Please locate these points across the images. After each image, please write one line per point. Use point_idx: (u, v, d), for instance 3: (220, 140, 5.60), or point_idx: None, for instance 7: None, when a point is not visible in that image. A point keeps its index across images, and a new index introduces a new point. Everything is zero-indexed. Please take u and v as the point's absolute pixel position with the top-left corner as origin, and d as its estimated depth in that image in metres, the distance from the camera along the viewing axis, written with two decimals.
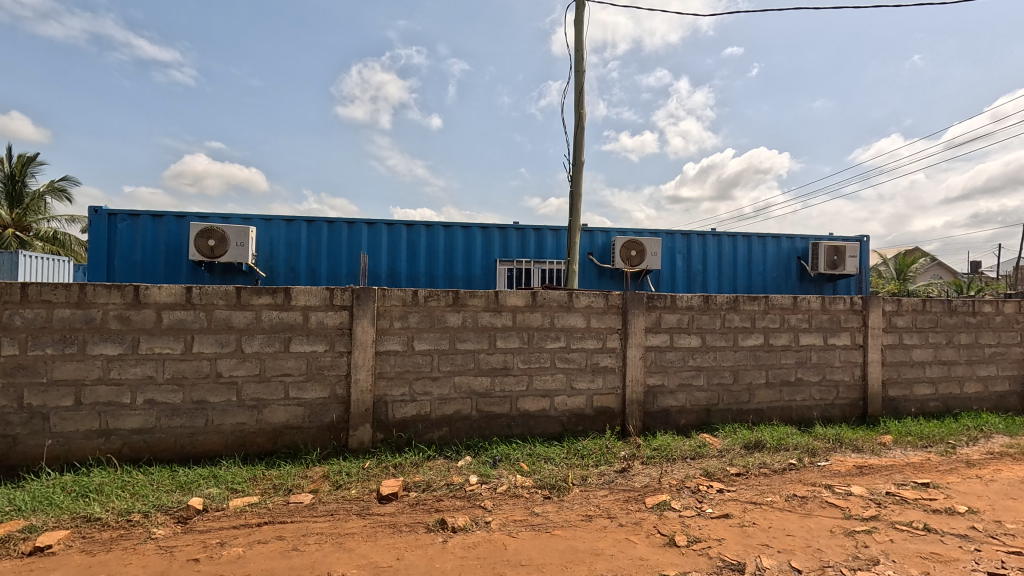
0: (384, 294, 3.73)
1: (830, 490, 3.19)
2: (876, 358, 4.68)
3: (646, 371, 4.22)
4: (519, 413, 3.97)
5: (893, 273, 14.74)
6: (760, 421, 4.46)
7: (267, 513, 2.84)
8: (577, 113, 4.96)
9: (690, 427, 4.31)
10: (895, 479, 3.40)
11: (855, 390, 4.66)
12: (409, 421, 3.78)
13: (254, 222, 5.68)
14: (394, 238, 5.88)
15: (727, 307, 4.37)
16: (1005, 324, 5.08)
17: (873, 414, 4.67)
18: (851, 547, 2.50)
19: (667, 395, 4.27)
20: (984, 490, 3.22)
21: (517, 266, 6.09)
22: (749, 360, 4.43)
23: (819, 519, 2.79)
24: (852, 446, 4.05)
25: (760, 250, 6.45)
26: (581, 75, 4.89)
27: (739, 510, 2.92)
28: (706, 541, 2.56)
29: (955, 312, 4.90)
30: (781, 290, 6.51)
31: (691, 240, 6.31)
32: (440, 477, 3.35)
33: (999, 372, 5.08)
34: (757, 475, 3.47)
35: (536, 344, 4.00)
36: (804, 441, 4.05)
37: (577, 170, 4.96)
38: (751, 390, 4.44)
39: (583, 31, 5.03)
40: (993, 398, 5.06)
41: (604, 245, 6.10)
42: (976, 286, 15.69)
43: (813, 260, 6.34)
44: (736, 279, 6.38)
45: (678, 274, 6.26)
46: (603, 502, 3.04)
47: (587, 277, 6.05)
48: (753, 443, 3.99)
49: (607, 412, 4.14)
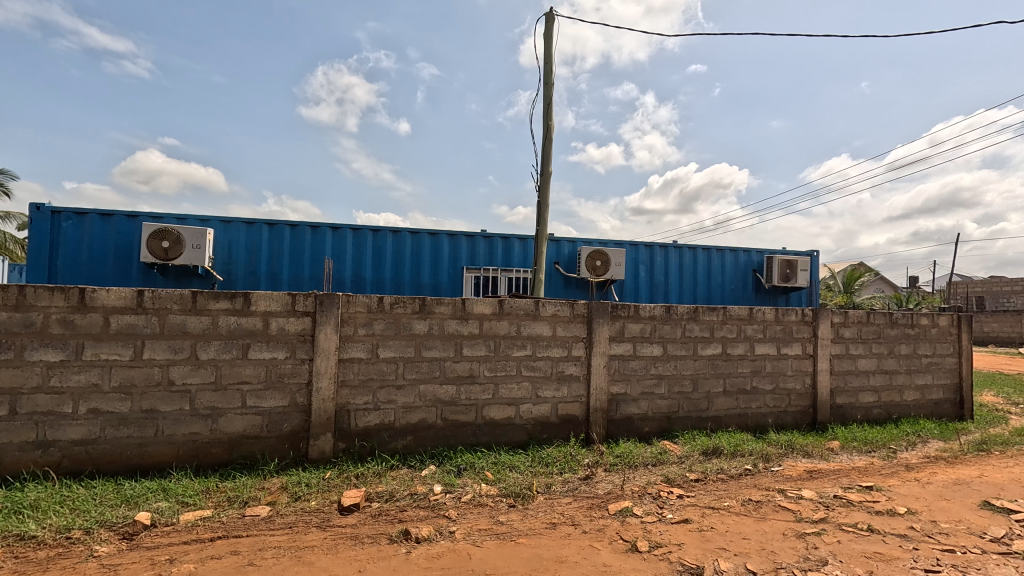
0: (349, 300, 3.67)
1: (783, 494, 3.33)
2: (825, 367, 4.92)
3: (610, 379, 4.29)
4: (485, 421, 3.97)
5: (839, 286, 15.55)
6: (718, 428, 4.60)
7: (221, 527, 2.72)
8: (546, 125, 5.04)
9: (651, 434, 4.41)
10: (842, 483, 3.57)
11: (806, 398, 4.88)
12: (372, 430, 3.72)
13: (211, 223, 5.48)
14: (359, 244, 5.79)
15: (687, 317, 4.51)
16: (940, 335, 5.43)
17: (822, 421, 4.89)
18: (802, 549, 2.61)
19: (630, 402, 4.36)
20: (922, 492, 3.42)
21: (483, 274, 6.08)
22: (708, 368, 4.58)
23: (773, 523, 2.90)
24: (803, 452, 4.25)
25: (719, 262, 6.68)
26: (550, 86, 4.97)
27: (698, 515, 3.00)
28: (667, 546, 2.62)
29: (896, 324, 5.21)
30: (737, 301, 6.75)
31: (654, 251, 6.48)
32: (404, 486, 3.31)
33: (934, 381, 5.41)
34: (715, 480, 3.58)
35: (502, 352, 4.01)
36: (759, 447, 4.21)
37: (544, 179, 5.03)
38: (710, 398, 4.58)
39: (552, 44, 5.12)
40: (929, 405, 5.38)
41: (570, 255, 6.18)
42: (916, 301, 16.66)
43: (768, 273, 6.61)
44: (696, 291, 6.59)
45: (641, 284, 6.40)
46: (566, 510, 3.07)
47: (553, 286, 6.10)
48: (711, 449, 4.12)
49: (572, 420, 4.19)
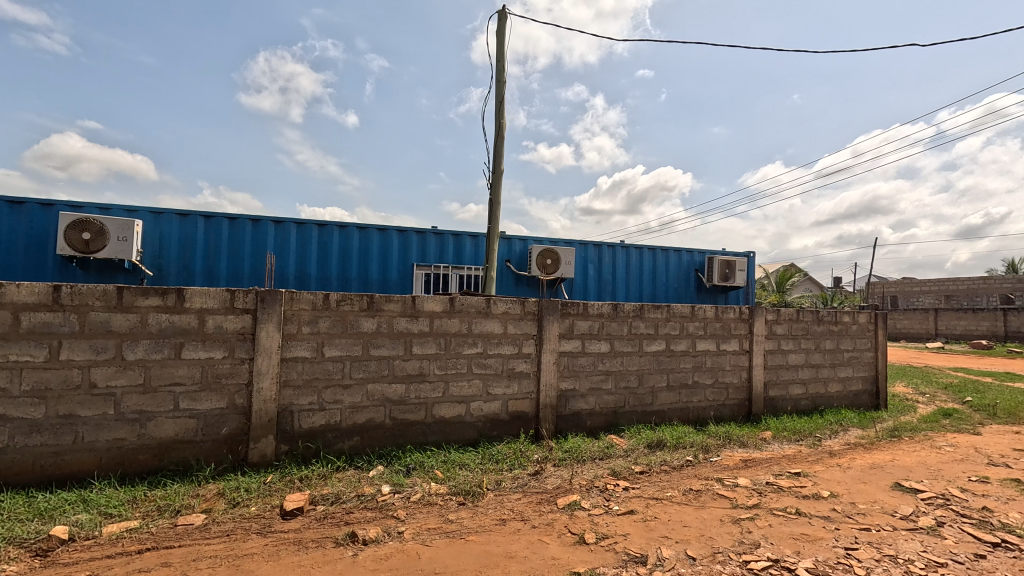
0: (292, 297, 3.53)
1: (720, 483, 3.50)
2: (759, 362, 5.21)
3: (559, 375, 4.36)
4: (434, 420, 3.93)
5: (773, 286, 16.49)
6: (662, 421, 4.78)
7: (149, 538, 2.56)
8: (497, 123, 5.04)
9: (599, 429, 4.52)
10: (773, 471, 3.80)
11: (742, 391, 5.16)
12: (317, 432, 3.60)
13: (139, 214, 5.12)
14: (303, 239, 5.58)
15: (633, 315, 4.65)
16: (860, 331, 5.88)
17: (756, 413, 5.18)
18: (737, 533, 2.76)
19: (579, 398, 4.45)
20: (843, 476, 3.70)
21: (434, 271, 6.01)
22: (653, 364, 4.74)
23: (711, 510, 3.05)
24: (739, 442, 4.49)
25: (663, 262, 6.93)
26: (502, 83, 4.97)
27: (643, 506, 3.10)
28: (613, 536, 2.69)
29: (822, 321, 5.60)
30: (680, 300, 7.03)
31: (602, 250, 6.63)
32: (350, 488, 3.22)
33: (855, 374, 5.86)
34: (658, 472, 3.72)
35: (452, 350, 3.99)
36: (699, 439, 4.41)
37: (496, 177, 5.03)
38: (654, 392, 4.75)
39: (505, 42, 5.13)
40: (850, 396, 5.82)
41: (521, 253, 6.23)
42: (839, 300, 17.94)
43: (709, 273, 6.92)
44: (641, 289, 6.80)
45: (589, 282, 6.54)
46: (516, 505, 3.10)
47: (504, 284, 6.12)
48: (655, 442, 4.27)
49: (522, 417, 4.23)
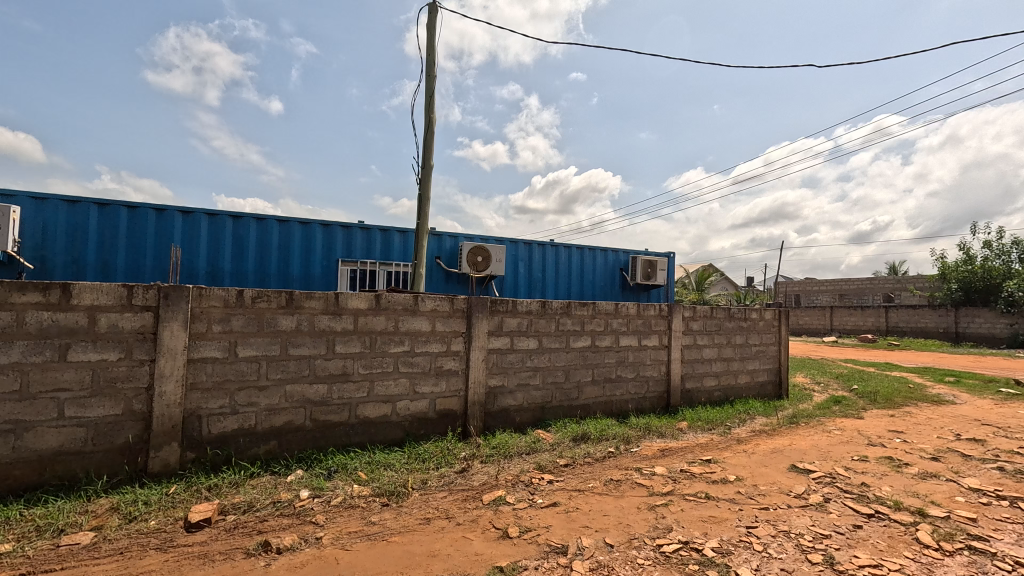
0: (201, 294, 3.29)
1: (639, 472, 3.68)
2: (677, 356, 5.52)
3: (488, 372, 4.38)
4: (358, 421, 3.82)
5: (693, 285, 17.50)
6: (587, 415, 4.94)
7: (25, 563, 2.28)
8: (427, 118, 4.97)
9: (526, 424, 4.59)
10: (687, 458, 4.05)
11: (661, 384, 5.44)
12: (229, 437, 3.38)
13: (17, 200, 4.55)
14: (216, 231, 5.21)
15: (560, 312, 4.76)
16: (766, 327, 6.38)
17: (674, 404, 5.49)
18: (652, 519, 2.91)
19: (507, 395, 4.49)
20: (748, 461, 4.00)
21: (360, 267, 5.83)
22: (579, 360, 4.88)
23: (629, 498, 3.19)
24: (657, 432, 4.73)
25: (591, 261, 7.15)
26: (432, 77, 4.90)
27: (566, 498, 3.19)
28: (535, 529, 2.75)
29: (733, 318, 6.02)
30: (606, 297, 7.29)
31: (532, 249, 6.73)
32: (265, 495, 3.06)
33: (761, 366, 6.35)
34: (582, 464, 3.84)
35: (378, 348, 3.89)
36: (621, 431, 4.60)
37: (425, 173, 4.96)
38: (580, 387, 4.90)
39: (435, 36, 5.05)
40: (756, 386, 6.31)
41: (451, 250, 6.18)
42: (751, 298, 19.37)
43: (633, 272, 7.22)
44: (569, 287, 6.98)
45: (519, 280, 6.62)
46: (441, 503, 3.09)
47: (434, 281, 6.05)
48: (580, 435, 4.41)
49: (450, 415, 4.20)
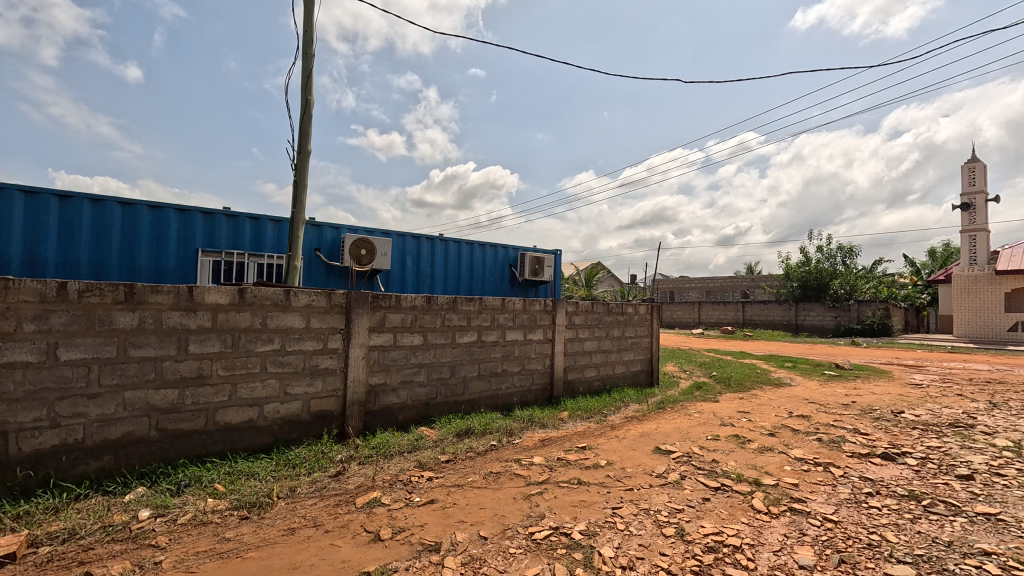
0: (7, 286, 2.75)
1: (519, 463, 3.77)
2: (560, 349, 5.75)
3: (368, 370, 4.20)
4: (217, 428, 3.46)
5: (582, 281, 18.38)
6: (472, 409, 4.96)
7: None
8: (304, 100, 4.63)
9: (410, 422, 4.49)
10: (565, 447, 4.23)
11: (545, 376, 5.63)
12: (46, 455, 2.87)
13: None
14: (37, 213, 4.41)
15: (446, 307, 4.71)
16: (640, 320, 6.88)
17: (557, 395, 5.71)
18: (527, 508, 2.99)
19: (389, 393, 4.35)
20: (620, 446, 4.29)
21: (226, 259, 5.29)
22: (465, 355, 4.88)
23: (507, 490, 3.25)
24: (539, 424, 4.89)
25: (480, 256, 7.19)
26: (310, 56, 4.57)
27: (444, 494, 3.17)
28: (409, 529, 2.69)
29: (611, 312, 6.41)
30: (495, 292, 7.39)
31: (420, 243, 6.60)
32: (94, 519, 2.65)
33: (636, 356, 6.85)
34: (463, 459, 3.84)
35: (242, 348, 3.55)
36: (504, 423, 4.68)
37: (302, 158, 4.62)
38: (466, 382, 4.90)
39: (314, 12, 4.72)
40: (631, 375, 6.79)
41: (333, 242, 5.85)
42: (633, 294, 20.83)
43: (521, 267, 7.39)
44: (459, 282, 6.96)
45: (407, 275, 6.45)
46: (310, 511, 2.90)
47: (313, 274, 5.68)
48: (463, 430, 4.41)
49: (326, 416, 3.97)
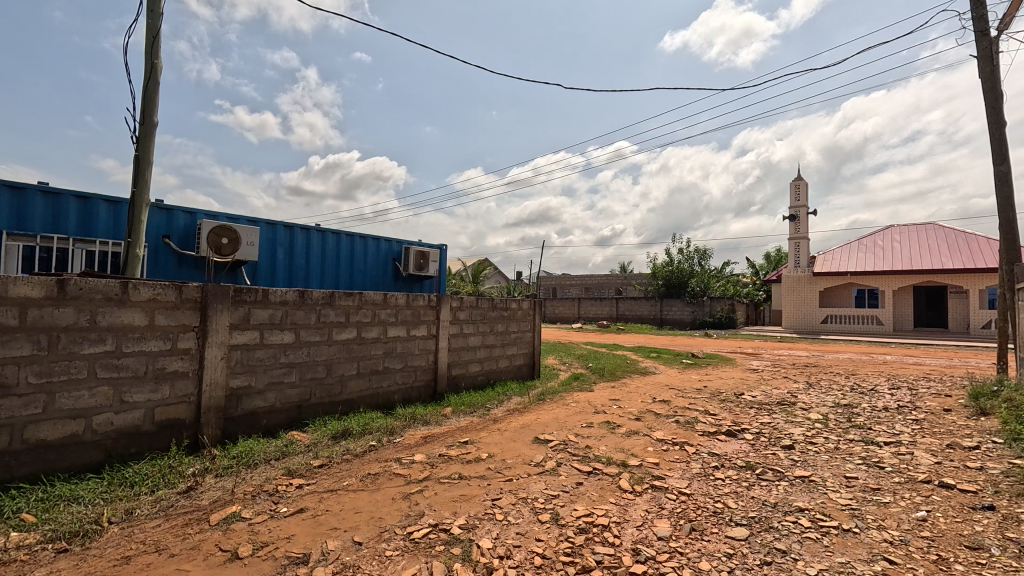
0: None
1: (399, 462, 3.67)
2: (444, 345, 5.71)
3: (228, 372, 3.78)
4: (27, 447, 2.87)
5: (468, 277, 18.44)
6: (350, 410, 4.71)
7: None
8: (149, 64, 4.02)
9: (278, 427, 4.14)
10: (447, 443, 4.20)
11: (428, 372, 5.55)
12: None
13: None
14: None
15: (322, 302, 4.42)
16: (523, 315, 7.09)
17: (440, 391, 5.66)
18: (406, 508, 2.91)
19: (254, 396, 3.97)
20: (502, 438, 4.37)
21: (43, 244, 4.42)
22: (343, 353, 4.62)
23: (385, 491, 3.14)
24: (422, 421, 4.81)
25: (361, 249, 6.86)
26: (157, 14, 3.98)
27: (315, 501, 2.97)
28: (274, 542, 2.47)
29: (496, 307, 6.51)
30: (377, 287, 7.10)
31: (294, 233, 6.11)
32: None
33: (519, 350, 7.04)
34: (338, 462, 3.63)
35: (62, 350, 2.99)
36: (385, 423, 4.52)
37: (146, 132, 4.01)
38: (343, 381, 4.64)
39: None
40: (514, 369, 6.97)
41: (187, 229, 5.17)
42: (517, 290, 21.39)
43: (405, 262, 7.19)
44: (337, 276, 6.58)
45: (277, 267, 5.94)
46: (151, 534, 2.53)
47: (161, 265, 4.98)
48: (340, 432, 4.17)
49: (175, 426, 3.50)
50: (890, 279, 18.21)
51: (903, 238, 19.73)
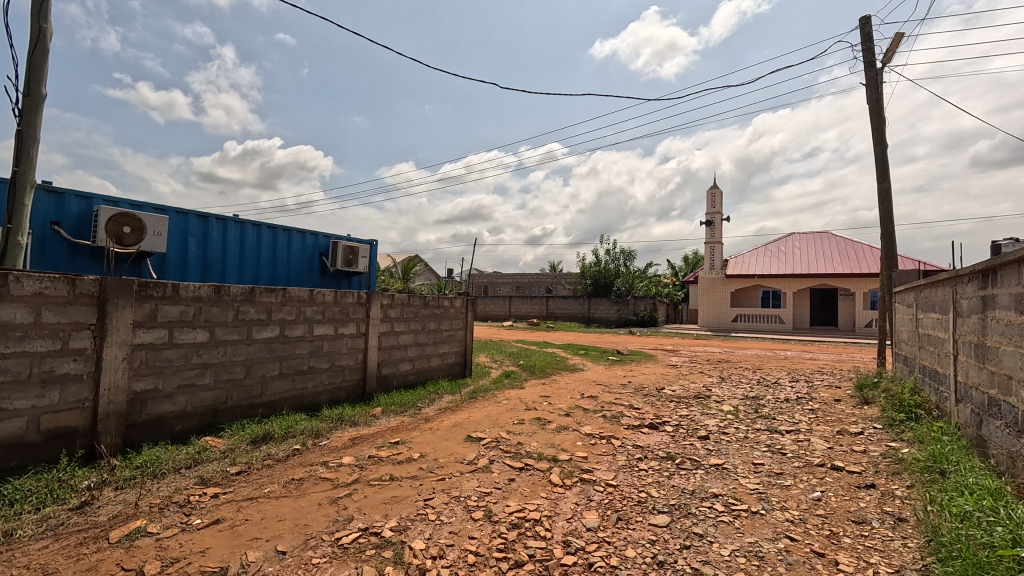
0: None
1: (325, 465, 3.52)
2: (374, 343, 5.55)
3: (131, 374, 3.45)
4: None
5: (398, 274, 18.00)
6: (271, 412, 4.45)
7: None
8: (34, 28, 3.56)
9: (189, 433, 3.83)
10: (377, 444, 4.10)
11: (357, 372, 5.36)
12: None
13: None
14: None
15: (241, 299, 4.14)
16: (456, 313, 7.05)
17: (370, 391, 5.50)
18: (333, 513, 2.80)
19: (162, 400, 3.65)
20: (433, 437, 4.33)
21: None
22: (264, 352, 4.36)
23: (311, 496, 3.01)
24: (350, 422, 4.64)
25: (285, 243, 6.49)
26: None
27: (233, 511, 2.78)
28: (186, 558, 2.29)
29: (428, 305, 6.42)
30: (302, 283, 6.76)
31: (208, 224, 5.67)
32: None
33: (450, 348, 6.99)
34: (259, 469, 3.43)
35: None
36: (310, 425, 4.32)
37: (30, 105, 3.55)
38: (263, 383, 4.38)
39: None
40: (446, 367, 6.92)
41: (80, 216, 4.64)
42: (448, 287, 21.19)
43: (333, 257, 6.91)
44: (257, 270, 6.18)
45: (189, 260, 5.48)
46: (37, 558, 2.26)
47: (49, 255, 4.43)
48: (260, 437, 3.94)
49: (67, 435, 3.14)
50: (792, 282, 20.00)
51: (802, 245, 21.74)
